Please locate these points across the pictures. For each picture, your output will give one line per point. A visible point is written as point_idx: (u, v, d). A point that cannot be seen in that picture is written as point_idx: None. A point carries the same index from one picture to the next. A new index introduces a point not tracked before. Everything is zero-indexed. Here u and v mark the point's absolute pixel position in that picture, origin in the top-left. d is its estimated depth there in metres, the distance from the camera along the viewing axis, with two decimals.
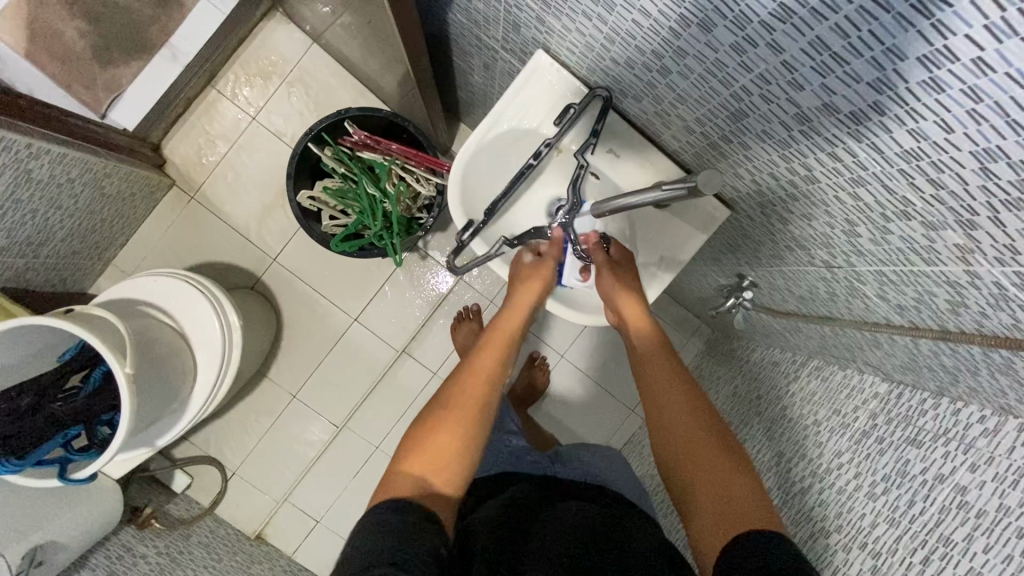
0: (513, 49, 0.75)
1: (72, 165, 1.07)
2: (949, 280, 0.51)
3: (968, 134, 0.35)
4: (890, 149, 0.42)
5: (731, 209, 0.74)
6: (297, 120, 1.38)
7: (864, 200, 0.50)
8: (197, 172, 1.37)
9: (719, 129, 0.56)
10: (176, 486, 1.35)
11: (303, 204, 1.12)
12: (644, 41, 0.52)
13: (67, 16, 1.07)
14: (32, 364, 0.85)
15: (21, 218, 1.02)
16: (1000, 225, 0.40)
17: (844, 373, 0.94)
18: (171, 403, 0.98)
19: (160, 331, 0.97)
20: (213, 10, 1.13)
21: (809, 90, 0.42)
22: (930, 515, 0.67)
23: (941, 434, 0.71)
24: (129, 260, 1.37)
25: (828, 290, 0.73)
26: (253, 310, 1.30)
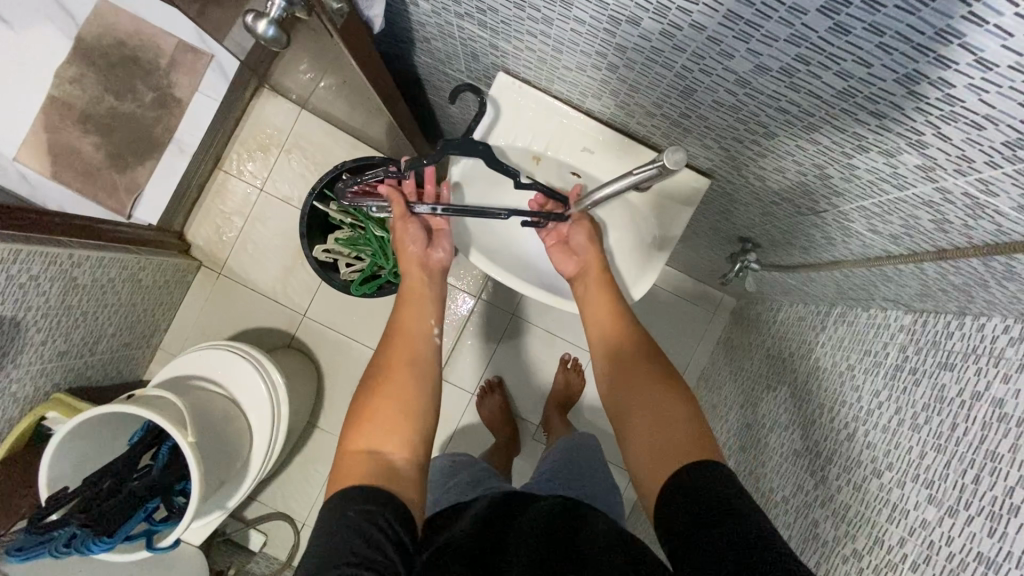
0: (477, 77, 0.81)
1: (110, 265, 1.17)
2: (926, 201, 0.52)
3: (884, 65, 0.39)
4: (826, 93, 0.45)
5: (711, 178, 0.77)
6: (301, 182, 1.47)
7: (822, 143, 0.52)
8: (219, 248, 1.47)
9: (675, 107, 0.60)
10: (253, 545, 1.42)
11: (319, 257, 1.19)
12: (586, 44, 0.56)
13: (81, 134, 1.20)
14: (106, 448, 0.93)
15: (75, 321, 1.13)
16: (946, 139, 0.43)
17: (868, 314, 0.94)
18: (234, 464, 1.05)
19: (213, 398, 1.04)
20: (207, 100, 1.27)
21: (739, 57, 0.46)
22: (974, 434, 0.66)
23: (971, 352, 0.71)
24: (174, 342, 1.46)
25: (823, 235, 0.74)
26: (293, 365, 1.37)
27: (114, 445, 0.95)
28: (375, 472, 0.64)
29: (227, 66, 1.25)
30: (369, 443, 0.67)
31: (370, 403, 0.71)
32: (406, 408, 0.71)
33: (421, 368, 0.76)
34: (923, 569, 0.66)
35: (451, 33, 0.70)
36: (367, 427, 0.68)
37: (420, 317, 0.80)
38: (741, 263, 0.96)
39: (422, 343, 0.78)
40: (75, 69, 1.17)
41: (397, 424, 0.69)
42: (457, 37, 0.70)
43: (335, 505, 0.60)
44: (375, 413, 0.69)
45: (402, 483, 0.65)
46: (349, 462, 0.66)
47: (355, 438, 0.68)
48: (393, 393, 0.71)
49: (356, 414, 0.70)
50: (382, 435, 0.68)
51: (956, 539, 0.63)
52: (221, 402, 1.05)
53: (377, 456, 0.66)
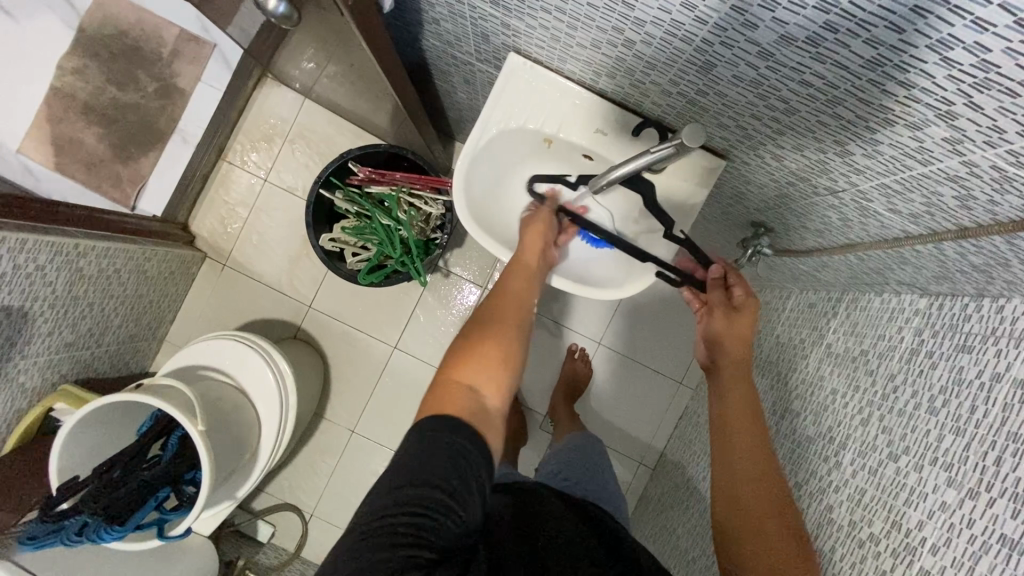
0: (487, 59, 0.80)
1: (116, 256, 1.16)
2: (950, 176, 0.51)
3: (917, 30, 0.38)
4: (854, 63, 0.44)
5: (726, 158, 0.75)
6: (305, 172, 1.46)
7: (845, 118, 0.51)
8: (224, 240, 1.46)
9: (693, 84, 0.59)
10: (261, 536, 1.42)
11: (326, 246, 1.19)
12: (602, 19, 0.55)
13: (85, 125, 1.19)
14: (115, 438, 0.93)
15: (80, 312, 1.12)
16: (977, 108, 0.42)
17: (881, 299, 0.94)
18: (243, 453, 1.05)
19: (221, 388, 1.03)
20: (210, 89, 1.26)
21: (763, 27, 0.45)
22: (994, 416, 0.65)
23: (990, 334, 0.70)
24: (180, 333, 1.46)
25: (840, 217, 0.73)
26: (300, 356, 1.36)
27: (123, 435, 0.95)
28: (470, 409, 0.58)
29: (230, 55, 1.24)
30: (470, 378, 0.61)
31: (473, 343, 0.64)
32: (508, 365, 0.64)
33: (524, 331, 0.69)
34: (943, 552, 0.65)
35: (462, 13, 0.69)
36: (471, 365, 0.62)
37: (527, 284, 0.73)
38: (753, 248, 0.94)
39: (527, 310, 0.71)
40: (78, 61, 1.17)
41: (501, 376, 0.62)
42: (468, 16, 0.69)
43: (436, 426, 0.55)
44: (483, 357, 0.63)
45: (493, 427, 0.59)
46: (447, 392, 0.59)
47: (457, 368, 0.61)
48: (502, 346, 0.64)
49: (463, 349, 0.64)
50: (487, 379, 0.61)
51: (977, 522, 0.62)
52: (229, 391, 1.04)
53: (476, 396, 0.60)
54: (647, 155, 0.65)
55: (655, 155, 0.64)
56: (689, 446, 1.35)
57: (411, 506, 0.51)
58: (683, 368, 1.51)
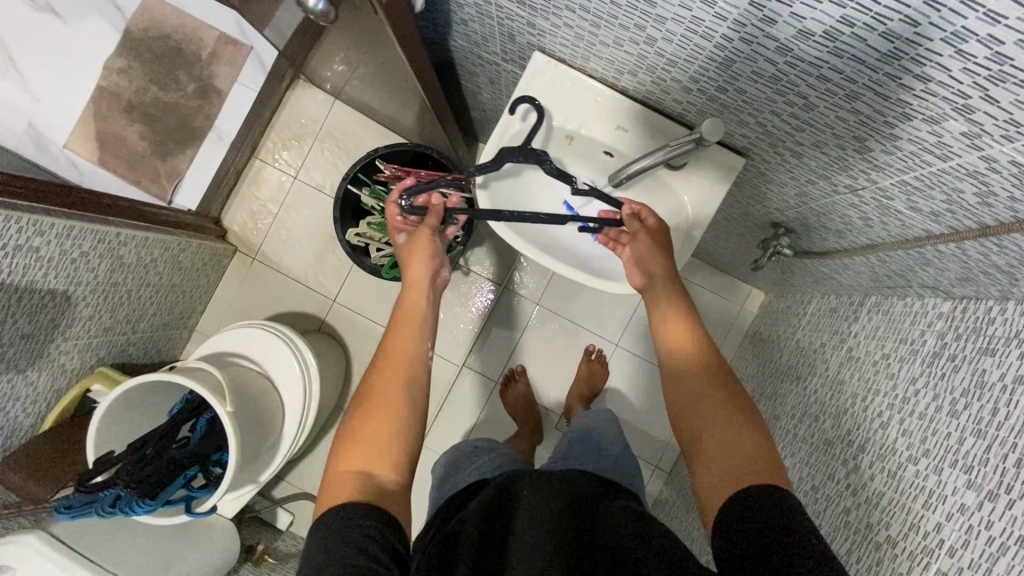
0: (512, 59, 0.82)
1: (154, 247, 1.21)
2: (970, 171, 0.52)
3: (933, 23, 0.39)
4: (871, 57, 0.45)
5: (746, 156, 0.76)
6: (333, 171, 1.51)
7: (864, 113, 0.52)
8: (254, 235, 1.51)
9: (713, 81, 0.60)
10: (280, 524, 1.45)
11: (352, 241, 1.22)
12: (625, 18, 0.57)
13: (128, 123, 1.26)
14: (149, 417, 0.98)
15: (119, 299, 1.18)
16: (993, 101, 0.42)
17: (904, 302, 0.93)
18: (267, 438, 1.08)
19: (249, 374, 1.07)
20: (246, 90, 1.31)
21: (782, 22, 0.46)
22: (1016, 418, 0.64)
23: (1014, 336, 0.69)
24: (209, 324, 1.51)
25: (860, 216, 0.73)
26: (323, 348, 1.40)
27: (155, 415, 0.99)
28: (363, 490, 0.65)
29: (265, 57, 1.30)
30: (359, 461, 0.68)
31: (363, 420, 0.72)
32: (399, 425, 0.72)
33: (415, 385, 0.77)
34: (961, 555, 0.64)
35: (489, 13, 0.72)
36: (358, 450, 0.69)
37: (414, 335, 0.82)
38: (773, 249, 0.95)
39: (416, 361, 0.79)
40: (124, 61, 1.23)
41: (388, 442, 0.70)
42: (495, 17, 0.72)
43: (333, 521, 0.61)
44: (366, 438, 0.70)
45: (391, 495, 0.67)
46: (339, 483, 0.66)
47: (346, 458, 0.69)
48: (387, 412, 0.72)
49: (349, 437, 0.71)
50: (373, 455, 0.69)
51: (996, 523, 0.62)
52: (256, 377, 1.08)
53: (368, 475, 0.67)
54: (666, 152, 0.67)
55: (673, 152, 0.67)
56: None
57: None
58: None
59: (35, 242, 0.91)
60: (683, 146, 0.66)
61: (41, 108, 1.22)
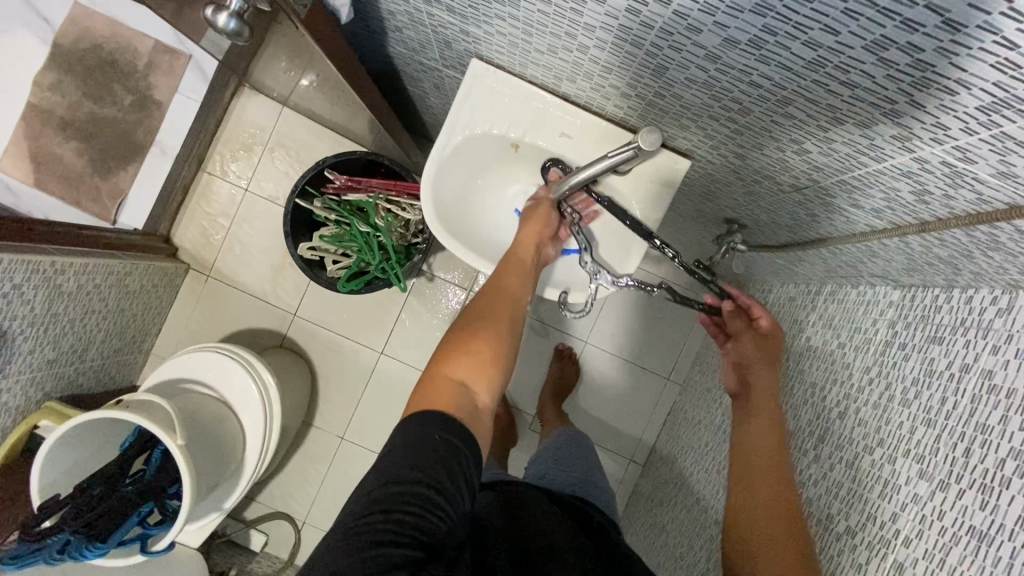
0: (453, 64, 0.80)
1: (95, 272, 1.16)
2: (904, 172, 0.51)
3: (852, 32, 0.38)
4: (797, 64, 0.44)
5: (691, 157, 0.75)
6: (285, 180, 1.46)
7: (798, 117, 0.51)
8: (207, 250, 1.46)
9: (649, 87, 0.59)
10: (254, 545, 1.42)
11: (305, 255, 1.18)
12: (554, 26, 0.55)
13: (63, 140, 1.19)
14: (98, 453, 0.94)
15: (61, 329, 1.12)
16: (919, 106, 0.42)
17: (857, 292, 0.94)
18: (229, 465, 1.05)
19: (203, 401, 1.03)
20: (187, 100, 1.25)
21: (707, 31, 0.45)
22: (963, 407, 0.65)
23: (959, 324, 0.70)
24: (165, 345, 1.46)
25: (808, 213, 0.73)
26: (285, 365, 1.36)
27: (105, 452, 0.95)
28: (463, 406, 0.61)
29: (205, 66, 1.24)
30: (461, 376, 0.63)
31: (466, 338, 0.66)
32: (499, 366, 0.66)
33: (515, 330, 0.71)
34: (915, 544, 0.66)
35: (422, 20, 0.69)
36: (461, 363, 0.64)
37: (519, 281, 0.75)
38: (727, 245, 0.95)
39: (518, 307, 0.73)
40: (52, 75, 1.16)
41: (492, 374, 0.65)
42: (428, 24, 0.69)
43: (429, 423, 0.57)
44: (473, 354, 0.65)
45: (481, 425, 0.62)
46: (437, 388, 0.62)
47: (450, 364, 0.64)
48: (492, 343, 0.67)
49: (453, 345, 0.66)
50: (478, 375, 0.64)
51: (948, 513, 0.63)
52: (212, 404, 1.04)
53: (468, 393, 0.62)
54: (604, 161, 0.66)
55: (611, 162, 0.66)
56: (678, 441, 1.35)
57: (401, 500, 0.52)
58: (671, 365, 1.51)
59: None
60: (619, 155, 0.66)
61: None
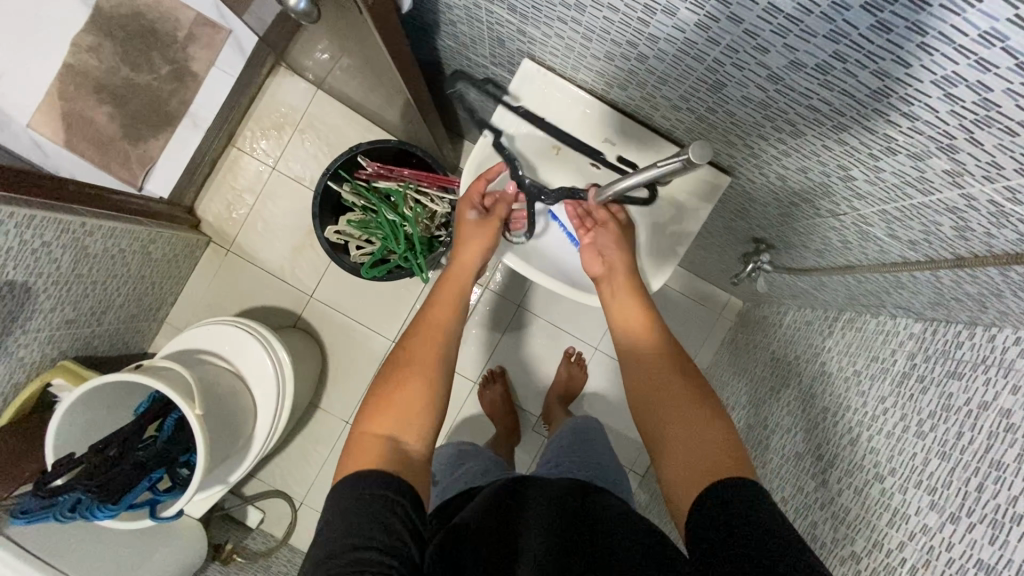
0: (501, 62, 0.81)
1: (121, 237, 1.17)
2: (949, 207, 0.52)
3: (923, 66, 0.39)
4: (860, 92, 0.45)
5: (731, 174, 0.77)
6: (313, 163, 1.47)
7: (850, 143, 0.53)
8: (230, 225, 1.47)
9: (703, 102, 0.60)
10: (251, 521, 1.43)
11: (330, 238, 1.19)
12: (617, 34, 0.56)
13: (98, 104, 1.19)
14: (112, 415, 0.94)
15: (83, 290, 1.13)
16: (978, 144, 0.42)
17: (878, 321, 0.95)
18: (238, 439, 1.05)
19: (219, 373, 1.04)
20: (223, 74, 1.26)
21: (774, 52, 0.46)
22: (979, 443, 0.66)
23: (980, 361, 0.71)
24: (180, 316, 1.47)
25: (841, 239, 0.74)
26: (298, 346, 1.37)
27: (120, 415, 0.96)
28: (390, 458, 0.63)
29: (245, 42, 1.25)
30: (386, 429, 0.66)
31: (393, 389, 0.69)
32: (426, 404, 0.69)
33: (445, 361, 0.74)
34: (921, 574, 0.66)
35: (479, 17, 0.70)
36: (385, 416, 0.67)
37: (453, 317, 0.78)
38: (753, 263, 0.97)
39: (450, 340, 0.76)
40: (93, 38, 1.16)
41: (418, 411, 0.68)
42: (485, 22, 0.70)
43: (353, 488, 0.59)
44: (397, 400, 0.68)
45: (415, 466, 0.64)
46: (363, 448, 0.64)
47: (374, 422, 0.66)
48: (418, 383, 0.70)
49: (379, 399, 0.69)
50: (401, 420, 0.67)
51: (956, 545, 0.64)
52: (227, 377, 1.05)
53: (394, 442, 0.65)
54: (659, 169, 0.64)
55: (663, 170, 0.64)
56: None
57: (349, 568, 0.53)
58: None
59: None
60: (669, 164, 0.63)
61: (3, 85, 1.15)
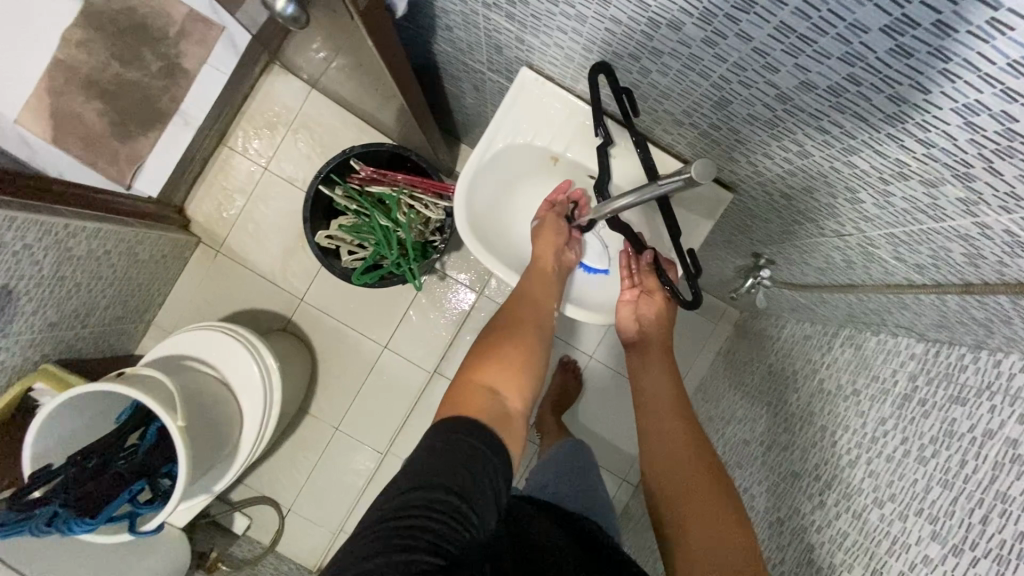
0: (499, 69, 0.78)
1: (107, 238, 1.14)
2: (961, 234, 0.50)
3: (942, 92, 0.37)
4: (874, 116, 0.43)
5: (734, 190, 0.75)
6: (306, 163, 1.44)
7: (860, 166, 0.50)
8: (220, 226, 1.44)
9: (707, 118, 0.58)
10: (237, 528, 1.40)
11: (322, 243, 1.16)
12: (619, 46, 0.54)
13: (84, 100, 1.16)
14: (92, 425, 0.92)
15: (66, 292, 1.10)
16: (996, 174, 0.40)
17: (878, 339, 0.93)
18: (223, 449, 1.03)
19: (205, 381, 1.01)
20: (214, 72, 1.23)
21: (784, 72, 0.44)
22: (984, 473, 0.64)
23: (985, 387, 0.69)
24: (168, 318, 1.44)
25: (844, 258, 0.72)
26: (288, 350, 1.34)
27: (101, 424, 0.93)
28: (496, 410, 0.60)
29: (238, 39, 1.22)
30: (490, 383, 0.64)
31: (493, 349, 0.67)
32: (527, 374, 0.67)
33: (541, 338, 0.73)
34: None
35: (476, 23, 0.68)
36: (492, 371, 0.65)
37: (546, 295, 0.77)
38: (754, 279, 0.93)
39: (543, 319, 0.74)
40: (81, 32, 1.13)
41: (522, 380, 0.66)
42: (483, 28, 0.68)
43: (456, 428, 0.56)
44: (503, 362, 0.66)
45: (515, 427, 0.61)
46: (467, 394, 0.62)
47: (479, 374, 0.64)
48: (520, 351, 0.69)
49: (481, 356, 0.67)
50: (508, 381, 0.65)
51: None
52: (212, 384, 1.02)
53: (499, 398, 0.62)
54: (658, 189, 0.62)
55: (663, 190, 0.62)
56: None
57: (427, 506, 0.49)
58: None
59: None
60: (670, 181, 0.61)
61: None
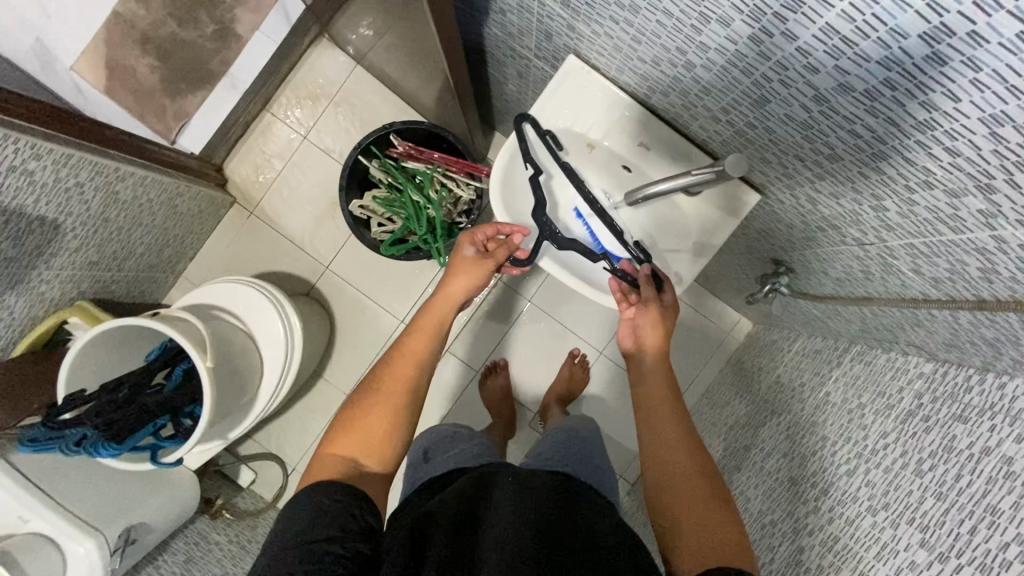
0: (546, 56, 0.81)
1: (150, 187, 1.19)
2: (978, 247, 0.52)
3: (972, 102, 0.39)
4: (905, 122, 0.45)
5: (761, 193, 0.78)
6: (344, 136, 1.48)
7: (887, 172, 0.53)
8: (255, 189, 1.49)
9: (744, 115, 0.61)
10: (242, 481, 1.45)
11: (354, 212, 1.20)
12: (668, 39, 0.57)
13: (141, 55, 1.21)
14: (122, 359, 0.96)
15: (109, 234, 1.15)
16: (1016, 185, 0.42)
17: (888, 356, 0.94)
18: (241, 398, 1.07)
19: (231, 330, 1.06)
20: (265, 39, 1.26)
21: (824, 73, 0.47)
22: (977, 487, 0.66)
23: (987, 408, 0.70)
24: (198, 272, 1.49)
25: (863, 269, 0.74)
26: (309, 314, 1.38)
27: (132, 359, 0.98)
28: (346, 474, 0.66)
29: (291, 10, 1.25)
30: (346, 450, 0.69)
31: (358, 414, 0.72)
32: (392, 430, 0.72)
33: (418, 385, 0.76)
34: None
35: (530, 8, 0.71)
36: (353, 436, 0.70)
37: (428, 343, 0.79)
38: (770, 285, 0.98)
39: (424, 370, 0.78)
40: None
41: (381, 437, 0.71)
42: (536, 13, 0.71)
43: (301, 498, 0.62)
44: (363, 426, 0.71)
45: (371, 482, 0.68)
46: (322, 464, 0.68)
47: (337, 441, 0.70)
48: (386, 408, 0.72)
49: (347, 419, 0.72)
50: (364, 443, 0.70)
51: None
52: (238, 334, 1.07)
53: (352, 462, 0.68)
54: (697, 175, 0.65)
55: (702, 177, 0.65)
56: None
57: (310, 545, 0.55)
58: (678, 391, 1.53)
59: (31, 165, 0.90)
60: (711, 169, 0.64)
61: (52, 25, 1.17)
